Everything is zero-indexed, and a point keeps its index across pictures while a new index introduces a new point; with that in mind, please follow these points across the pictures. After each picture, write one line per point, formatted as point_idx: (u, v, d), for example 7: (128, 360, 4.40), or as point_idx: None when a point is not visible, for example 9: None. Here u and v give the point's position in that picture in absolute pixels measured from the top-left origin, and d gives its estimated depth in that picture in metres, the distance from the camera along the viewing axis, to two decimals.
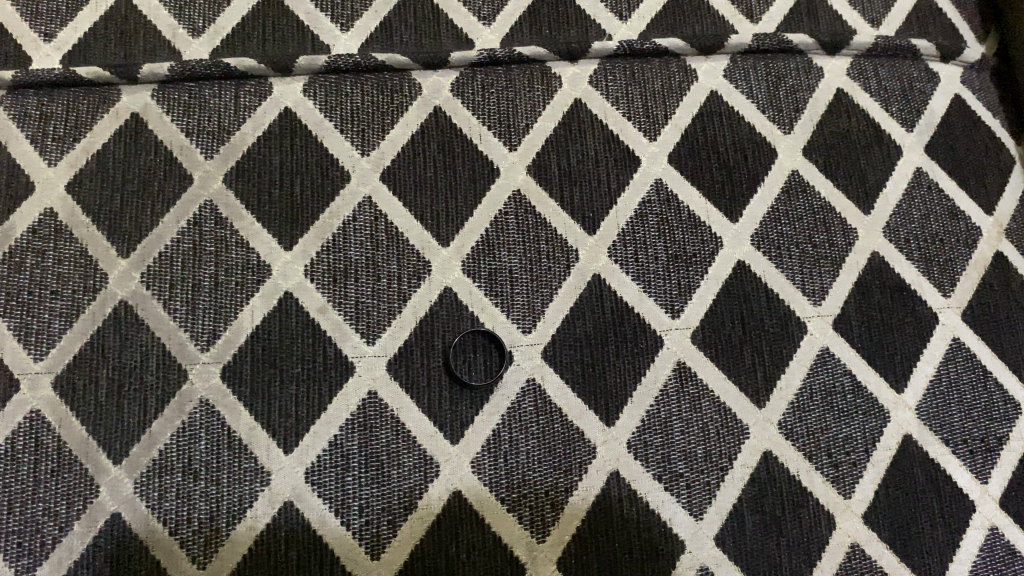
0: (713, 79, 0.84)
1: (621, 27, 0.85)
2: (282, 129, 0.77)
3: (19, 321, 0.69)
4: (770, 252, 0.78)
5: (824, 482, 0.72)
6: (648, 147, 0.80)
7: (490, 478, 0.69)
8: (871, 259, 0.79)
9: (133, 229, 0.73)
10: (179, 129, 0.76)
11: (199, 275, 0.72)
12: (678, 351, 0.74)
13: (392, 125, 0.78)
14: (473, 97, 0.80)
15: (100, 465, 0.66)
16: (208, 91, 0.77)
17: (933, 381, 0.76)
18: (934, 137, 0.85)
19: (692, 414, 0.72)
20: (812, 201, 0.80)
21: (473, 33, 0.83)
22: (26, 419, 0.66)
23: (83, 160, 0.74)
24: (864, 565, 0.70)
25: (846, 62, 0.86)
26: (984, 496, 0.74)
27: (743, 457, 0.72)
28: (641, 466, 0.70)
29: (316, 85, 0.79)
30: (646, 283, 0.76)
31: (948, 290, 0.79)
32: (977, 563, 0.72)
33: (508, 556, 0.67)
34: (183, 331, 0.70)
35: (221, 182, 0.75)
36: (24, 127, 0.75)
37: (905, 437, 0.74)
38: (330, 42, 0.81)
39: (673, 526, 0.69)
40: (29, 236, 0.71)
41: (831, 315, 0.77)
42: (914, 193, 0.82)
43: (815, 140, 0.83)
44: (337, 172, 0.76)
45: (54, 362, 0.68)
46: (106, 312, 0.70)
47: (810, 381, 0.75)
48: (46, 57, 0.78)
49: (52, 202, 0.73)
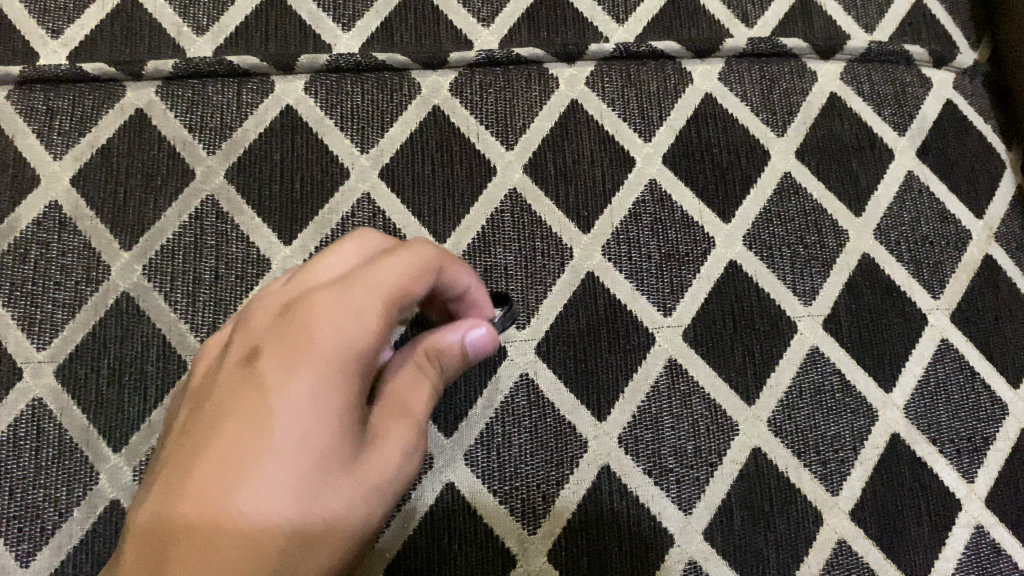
0: (708, 81, 0.85)
1: (618, 30, 0.87)
2: (283, 126, 0.78)
3: (23, 311, 0.70)
4: (762, 253, 0.79)
5: (811, 478, 0.73)
6: (643, 147, 0.82)
7: (481, 469, 0.70)
8: (862, 260, 0.81)
9: (136, 223, 0.74)
10: (182, 125, 0.77)
11: (200, 268, 0.73)
12: (669, 348, 0.75)
13: (391, 123, 0.80)
14: (472, 96, 0.81)
15: (100, 453, 0.67)
16: (212, 88, 0.79)
17: (921, 381, 0.77)
18: (926, 141, 0.86)
19: (682, 411, 0.73)
20: (803, 203, 0.82)
21: (473, 34, 0.85)
22: (29, 407, 0.68)
23: (88, 154, 0.76)
24: (850, 561, 0.71)
25: (839, 67, 0.88)
26: (970, 495, 0.75)
27: (733, 453, 0.73)
28: (632, 461, 0.72)
29: (317, 83, 0.80)
30: (639, 281, 0.77)
31: (937, 292, 0.81)
32: (963, 561, 0.73)
33: (500, 548, 0.68)
34: (183, 323, 0.71)
35: (223, 178, 0.76)
36: (30, 121, 0.76)
37: (893, 436, 0.75)
38: (331, 41, 0.83)
39: (662, 520, 0.70)
40: (35, 227, 0.73)
41: (821, 315, 0.78)
42: (905, 196, 0.84)
43: (808, 142, 0.84)
44: (336, 169, 0.77)
45: (57, 352, 0.70)
46: (108, 303, 0.71)
47: (799, 379, 0.76)
48: (52, 53, 0.79)
49: (57, 194, 0.74)
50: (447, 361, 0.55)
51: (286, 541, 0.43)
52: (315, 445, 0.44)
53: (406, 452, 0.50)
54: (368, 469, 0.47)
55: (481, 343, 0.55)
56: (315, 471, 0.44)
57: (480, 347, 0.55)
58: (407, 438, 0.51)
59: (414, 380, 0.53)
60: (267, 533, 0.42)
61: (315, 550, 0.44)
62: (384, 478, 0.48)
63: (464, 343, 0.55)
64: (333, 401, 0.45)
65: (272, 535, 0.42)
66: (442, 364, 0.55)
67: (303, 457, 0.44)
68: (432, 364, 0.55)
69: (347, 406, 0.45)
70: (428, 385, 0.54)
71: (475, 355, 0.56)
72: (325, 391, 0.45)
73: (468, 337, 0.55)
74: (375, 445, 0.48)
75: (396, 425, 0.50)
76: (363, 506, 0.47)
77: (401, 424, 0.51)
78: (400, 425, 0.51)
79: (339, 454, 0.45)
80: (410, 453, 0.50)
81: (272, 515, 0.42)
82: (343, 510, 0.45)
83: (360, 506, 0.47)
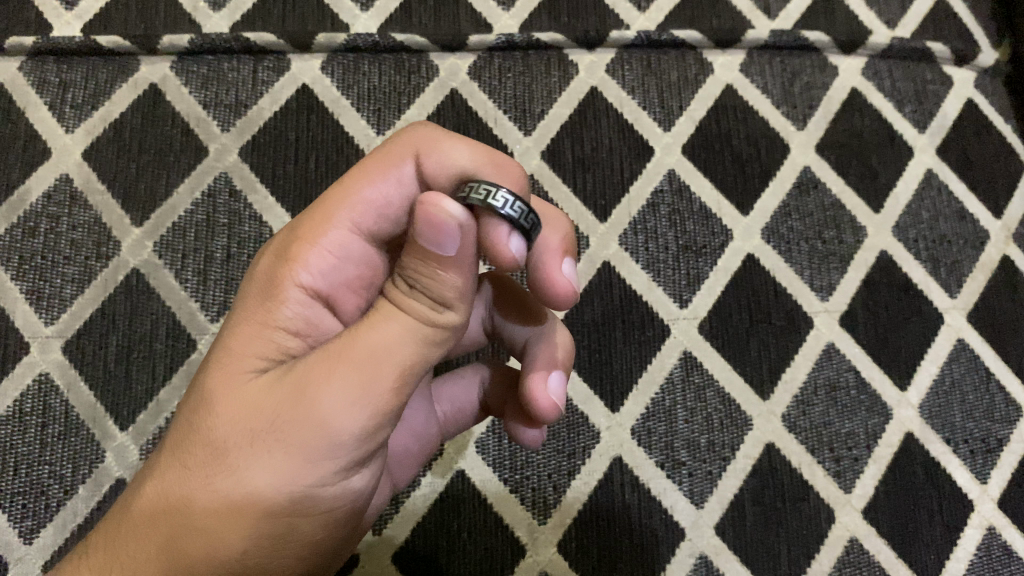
0: (729, 72, 0.84)
1: (640, 18, 0.86)
2: (299, 106, 0.77)
3: (32, 285, 0.70)
4: (780, 247, 0.79)
5: (824, 476, 0.72)
6: (662, 137, 0.81)
7: (493, 458, 0.69)
8: (880, 258, 0.80)
9: (148, 199, 0.73)
10: (197, 101, 0.76)
11: (212, 246, 0.72)
12: (685, 340, 0.74)
13: (408, 106, 0.78)
14: (491, 81, 0.80)
15: (108, 431, 0.66)
16: (227, 65, 0.78)
17: (937, 381, 0.77)
18: (946, 139, 0.85)
19: (696, 404, 0.73)
20: (822, 198, 0.81)
21: (492, 18, 0.84)
22: (35, 381, 0.67)
23: (101, 128, 0.75)
24: (862, 560, 0.70)
25: (861, 62, 0.87)
26: (983, 496, 0.74)
27: (746, 448, 0.72)
28: (645, 453, 0.71)
29: (334, 63, 0.79)
30: (655, 273, 0.76)
31: (954, 291, 0.80)
32: (974, 563, 0.72)
33: (509, 538, 0.67)
34: (194, 302, 0.70)
35: (236, 156, 0.75)
36: (42, 93, 0.75)
37: (907, 434, 0.75)
38: (349, 21, 0.81)
39: (673, 514, 0.70)
40: (44, 201, 0.72)
41: (838, 311, 0.77)
42: (925, 193, 0.83)
43: (828, 137, 0.83)
44: (351, 150, 0.76)
45: (65, 327, 0.69)
46: (118, 280, 0.70)
47: (815, 375, 0.75)
48: (66, 24, 0.78)
49: (68, 167, 0.73)
50: (425, 283, 0.39)
51: (148, 538, 0.41)
52: (199, 434, 0.41)
53: (326, 407, 0.39)
54: (260, 442, 0.39)
55: (434, 233, 0.37)
56: (188, 456, 0.41)
57: (444, 236, 0.37)
58: (334, 392, 0.39)
59: (387, 324, 0.40)
60: (132, 528, 0.42)
61: (181, 546, 0.40)
62: (284, 446, 0.39)
63: (427, 246, 0.38)
64: (220, 375, 0.43)
65: (133, 530, 0.42)
66: (422, 282, 0.40)
67: (177, 443, 0.42)
68: (411, 290, 0.40)
69: (228, 378, 0.43)
70: (400, 320, 0.40)
71: (458, 243, 0.38)
72: (210, 363, 0.44)
73: (421, 232, 0.37)
74: (278, 402, 0.40)
75: (315, 370, 0.39)
76: (252, 488, 0.39)
77: (327, 368, 0.39)
78: (327, 378, 0.39)
79: (220, 426, 0.41)
80: (335, 408, 0.39)
81: (141, 510, 0.42)
82: (210, 491, 0.40)
83: (249, 485, 0.39)
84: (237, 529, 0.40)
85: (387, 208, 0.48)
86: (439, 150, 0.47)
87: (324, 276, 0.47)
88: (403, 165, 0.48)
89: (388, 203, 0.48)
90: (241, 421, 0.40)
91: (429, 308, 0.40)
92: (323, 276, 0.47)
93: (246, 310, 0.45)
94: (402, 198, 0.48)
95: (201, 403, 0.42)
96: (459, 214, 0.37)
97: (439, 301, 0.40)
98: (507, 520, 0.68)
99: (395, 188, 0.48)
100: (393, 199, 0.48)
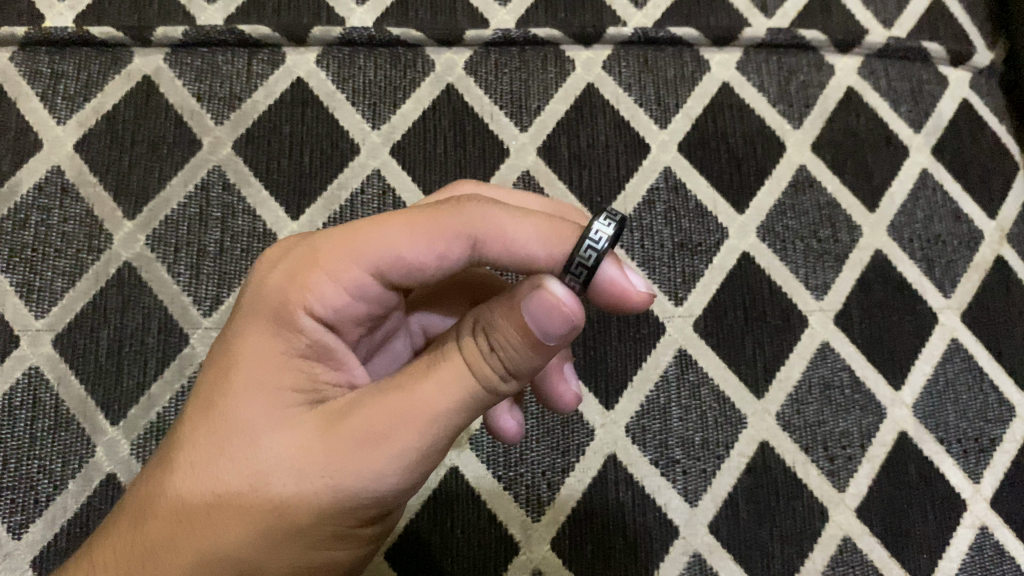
0: (725, 70, 0.84)
1: (637, 14, 0.85)
2: (294, 99, 0.77)
3: (22, 278, 0.69)
4: (775, 245, 0.78)
5: (818, 474, 0.72)
6: (658, 134, 0.81)
7: (487, 454, 0.69)
8: (875, 257, 0.80)
9: (141, 192, 0.72)
10: (191, 94, 0.76)
11: (204, 240, 0.71)
12: (680, 338, 0.74)
13: (403, 101, 0.78)
14: (487, 76, 0.80)
15: (98, 425, 0.66)
16: (221, 58, 0.77)
17: (931, 380, 0.77)
18: (941, 139, 0.85)
19: (691, 402, 0.72)
20: (817, 197, 0.81)
21: (489, 13, 0.83)
22: (26, 375, 0.66)
23: (93, 120, 0.74)
24: (854, 559, 0.70)
25: (857, 62, 0.87)
26: (976, 495, 0.74)
27: (741, 446, 0.72)
28: (639, 451, 0.70)
29: (329, 57, 0.78)
30: (650, 270, 0.76)
31: (949, 291, 0.80)
32: (966, 562, 0.72)
33: (503, 535, 0.67)
34: (186, 296, 0.70)
35: (230, 149, 0.74)
36: (34, 84, 0.74)
37: (901, 434, 0.75)
38: (345, 14, 0.81)
39: (667, 512, 0.69)
40: (35, 192, 0.71)
41: (832, 310, 0.77)
42: (919, 193, 0.83)
43: (824, 136, 0.83)
44: (347, 144, 0.76)
45: (55, 321, 0.68)
46: (110, 273, 0.70)
47: (809, 374, 0.75)
48: (58, 15, 0.77)
49: (60, 159, 0.73)
50: (507, 352, 0.42)
51: (166, 559, 0.41)
52: (230, 461, 0.41)
53: (380, 457, 0.40)
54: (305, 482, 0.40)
55: (548, 322, 0.41)
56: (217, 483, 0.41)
57: (551, 325, 0.41)
58: (392, 444, 0.40)
59: (446, 379, 0.41)
60: (148, 545, 0.41)
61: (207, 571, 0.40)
62: (331, 489, 0.40)
63: (529, 323, 0.41)
64: (249, 400, 0.42)
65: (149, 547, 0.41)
66: (504, 352, 0.42)
67: (199, 463, 0.42)
68: (489, 352, 0.42)
69: (262, 404, 0.42)
70: (467, 380, 0.41)
71: (560, 335, 0.41)
72: (233, 388, 0.43)
73: (533, 316, 0.41)
74: (328, 447, 0.40)
75: (371, 420, 0.40)
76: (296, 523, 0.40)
77: (384, 420, 0.40)
78: (382, 429, 0.40)
79: (256, 459, 0.41)
80: (389, 458, 0.40)
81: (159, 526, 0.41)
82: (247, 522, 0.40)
83: (291, 520, 0.40)
84: (270, 560, 0.41)
85: (419, 270, 0.44)
86: (501, 233, 0.44)
87: (336, 311, 0.44)
88: (454, 239, 0.44)
89: (422, 267, 0.44)
90: (281, 457, 0.41)
91: (497, 375, 0.42)
92: (337, 312, 0.44)
93: (267, 334, 0.44)
94: (439, 265, 0.44)
95: (228, 429, 0.42)
96: (572, 311, 0.41)
97: (512, 374, 0.42)
98: (500, 517, 0.67)
99: (435, 256, 0.44)
100: (429, 265, 0.44)
